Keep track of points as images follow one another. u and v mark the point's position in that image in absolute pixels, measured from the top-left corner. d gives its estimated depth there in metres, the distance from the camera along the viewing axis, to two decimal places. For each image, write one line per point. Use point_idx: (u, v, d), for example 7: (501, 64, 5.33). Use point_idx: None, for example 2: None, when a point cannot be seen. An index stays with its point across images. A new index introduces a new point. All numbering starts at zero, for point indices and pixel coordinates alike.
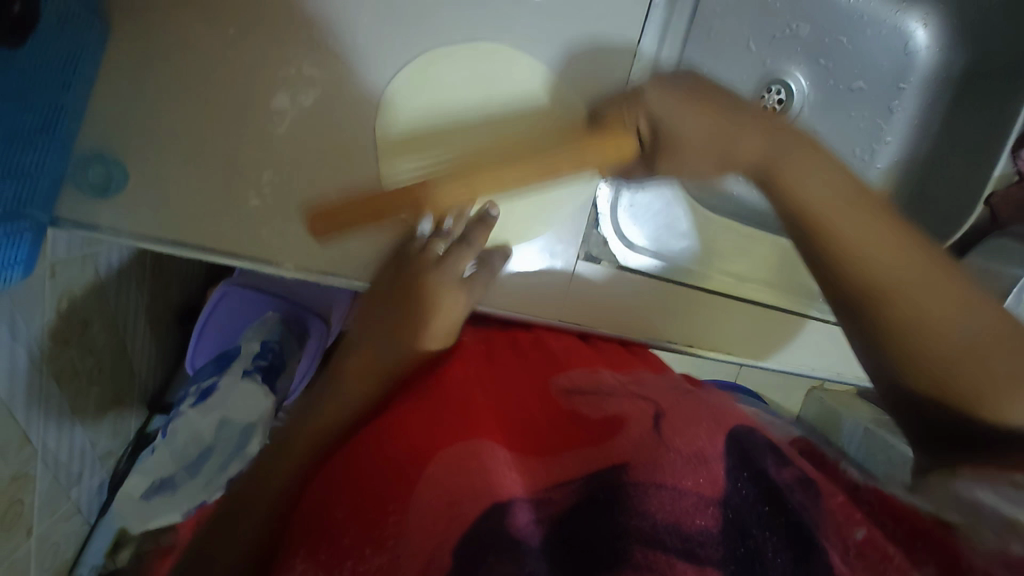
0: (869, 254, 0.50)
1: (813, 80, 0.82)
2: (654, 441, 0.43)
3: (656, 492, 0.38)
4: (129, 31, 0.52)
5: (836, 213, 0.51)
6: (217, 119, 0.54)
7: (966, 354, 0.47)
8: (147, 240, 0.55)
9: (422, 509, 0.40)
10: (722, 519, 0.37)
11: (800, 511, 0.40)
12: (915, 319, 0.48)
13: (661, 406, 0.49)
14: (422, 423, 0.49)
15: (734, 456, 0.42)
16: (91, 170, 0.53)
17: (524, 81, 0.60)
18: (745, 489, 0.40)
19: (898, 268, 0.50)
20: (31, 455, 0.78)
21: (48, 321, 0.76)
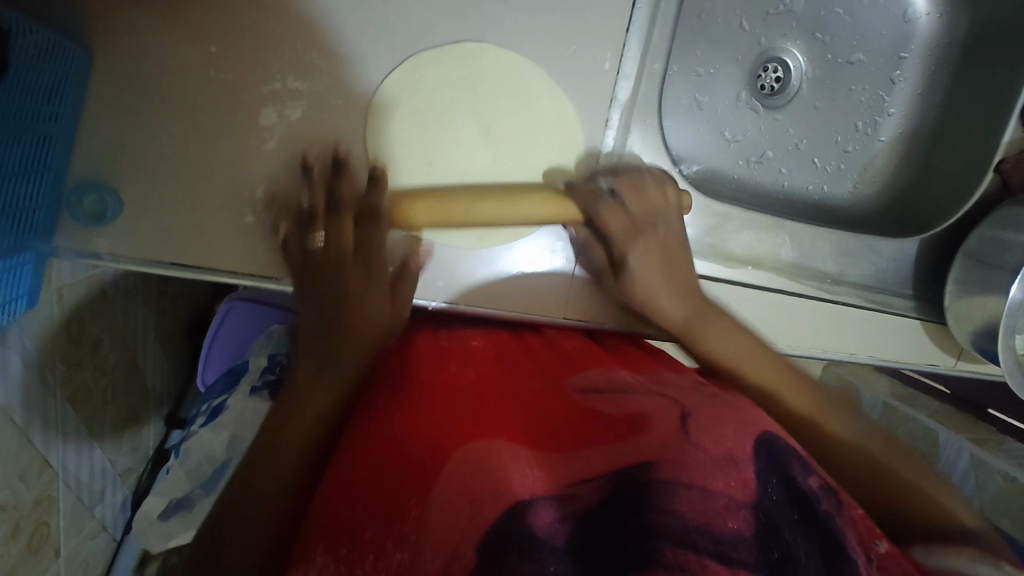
0: (780, 393, 0.61)
1: (809, 55, 0.80)
2: (681, 441, 0.43)
3: (687, 491, 0.38)
4: (111, 53, 0.51)
5: (750, 364, 0.61)
6: (205, 138, 0.54)
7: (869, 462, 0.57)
8: (145, 263, 0.55)
9: (439, 507, 0.40)
10: (754, 522, 0.38)
11: (829, 520, 0.42)
12: (828, 444, 0.58)
13: (686, 407, 0.48)
14: (437, 418, 0.48)
15: (764, 458, 0.44)
16: (85, 199, 0.53)
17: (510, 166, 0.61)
18: (776, 494, 0.42)
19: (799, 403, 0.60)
20: (52, 477, 0.79)
21: (58, 346, 0.77)
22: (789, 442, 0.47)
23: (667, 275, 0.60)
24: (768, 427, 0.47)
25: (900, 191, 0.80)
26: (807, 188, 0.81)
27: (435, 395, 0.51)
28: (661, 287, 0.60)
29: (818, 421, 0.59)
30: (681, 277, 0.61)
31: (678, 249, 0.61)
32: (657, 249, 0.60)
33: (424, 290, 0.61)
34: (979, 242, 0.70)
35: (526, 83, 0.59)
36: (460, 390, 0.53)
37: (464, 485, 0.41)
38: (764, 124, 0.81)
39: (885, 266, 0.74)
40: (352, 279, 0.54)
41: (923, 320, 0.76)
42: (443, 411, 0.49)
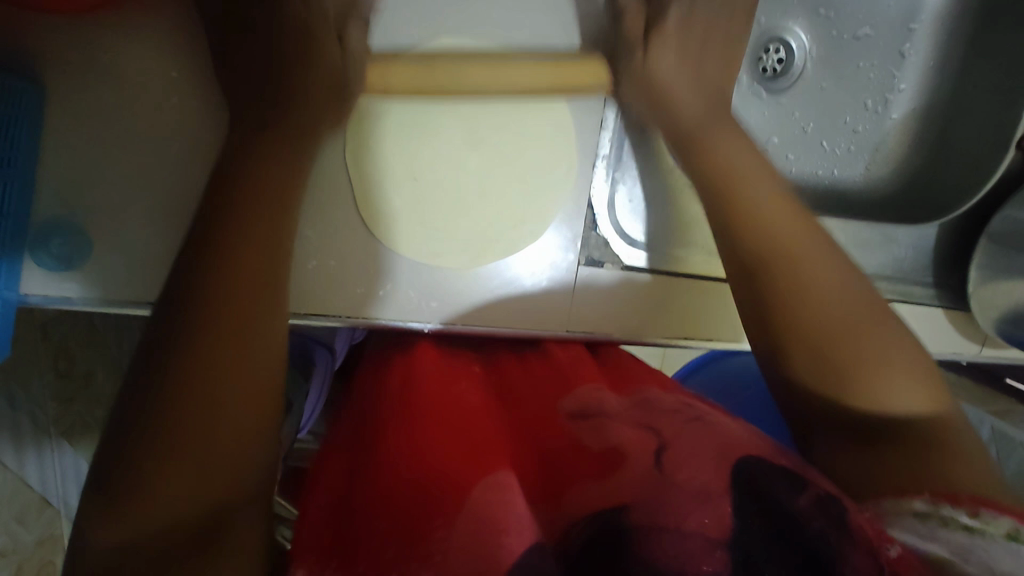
0: (769, 232, 0.53)
1: (812, 33, 0.75)
2: (655, 478, 0.40)
3: (661, 534, 0.35)
4: (64, 86, 0.48)
5: (744, 185, 0.55)
6: (176, 170, 0.51)
7: (835, 309, 0.50)
8: (123, 305, 0.52)
9: (460, 531, 0.35)
10: (731, 562, 0.34)
11: (823, 540, 0.35)
12: (809, 278, 0.51)
13: (664, 438, 0.44)
14: (434, 439, 0.45)
15: (741, 489, 0.38)
16: (50, 243, 0.49)
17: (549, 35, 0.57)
18: (754, 525, 0.36)
19: (782, 235, 0.53)
20: (55, 515, 0.78)
21: (48, 384, 0.74)
22: (778, 463, 0.42)
23: (693, 84, 0.60)
24: (752, 450, 0.43)
25: (915, 169, 0.76)
26: (815, 173, 0.78)
27: (430, 415, 0.48)
28: (682, 89, 0.59)
29: (801, 264, 0.52)
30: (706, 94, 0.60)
31: (724, 45, 0.62)
32: (697, 43, 0.60)
33: (421, 312, 0.58)
34: (1003, 223, 0.66)
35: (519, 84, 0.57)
36: (458, 415, 0.50)
37: (489, 508, 0.37)
38: (768, 109, 0.77)
39: (902, 254, 0.71)
40: (289, 43, 0.50)
41: (948, 308, 0.72)
42: (437, 430, 0.46)
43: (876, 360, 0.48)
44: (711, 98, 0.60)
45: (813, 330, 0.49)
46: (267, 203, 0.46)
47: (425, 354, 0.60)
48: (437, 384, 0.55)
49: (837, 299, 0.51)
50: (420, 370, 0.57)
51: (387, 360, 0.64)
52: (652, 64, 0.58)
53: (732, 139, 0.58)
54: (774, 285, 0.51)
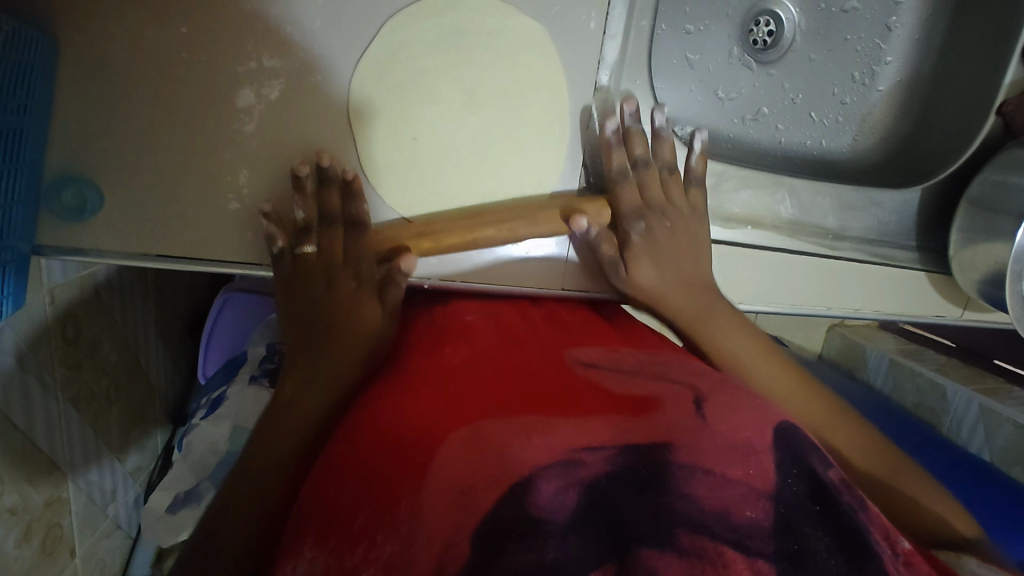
0: (768, 380, 0.56)
1: (802, 6, 0.78)
2: (698, 425, 0.40)
3: (701, 478, 0.36)
4: (74, 38, 0.49)
5: (756, 365, 0.56)
6: (183, 120, 0.53)
7: (858, 451, 0.52)
8: (134, 256, 0.55)
9: (430, 492, 0.35)
10: (773, 512, 0.35)
11: (852, 512, 0.36)
12: (827, 425, 0.53)
13: (702, 392, 0.45)
14: (420, 404, 0.44)
15: (782, 450, 0.38)
16: (63, 193, 0.52)
17: (536, 170, 0.62)
18: (796, 486, 0.37)
19: (782, 385, 0.56)
20: (62, 480, 0.75)
21: (54, 349, 0.71)
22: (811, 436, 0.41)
23: (677, 274, 0.59)
24: (782, 413, 0.43)
25: (898, 140, 0.78)
26: (804, 145, 0.80)
27: (423, 381, 0.48)
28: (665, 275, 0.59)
29: (817, 424, 0.53)
30: (682, 254, 0.60)
31: (691, 234, 0.61)
32: (666, 240, 0.59)
33: (421, 267, 0.62)
34: (983, 186, 0.68)
35: (520, 39, 0.58)
36: (452, 373, 0.49)
37: (462, 470, 0.36)
38: (757, 80, 0.79)
39: (887, 219, 0.73)
40: (340, 282, 0.53)
41: (928, 271, 0.76)
42: (440, 392, 0.46)
43: (915, 494, 0.50)
44: (694, 284, 0.59)
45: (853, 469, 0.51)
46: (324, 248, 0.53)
47: (424, 322, 0.61)
48: (433, 350, 0.54)
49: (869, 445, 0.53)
50: (424, 334, 0.58)
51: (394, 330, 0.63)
52: (634, 270, 0.59)
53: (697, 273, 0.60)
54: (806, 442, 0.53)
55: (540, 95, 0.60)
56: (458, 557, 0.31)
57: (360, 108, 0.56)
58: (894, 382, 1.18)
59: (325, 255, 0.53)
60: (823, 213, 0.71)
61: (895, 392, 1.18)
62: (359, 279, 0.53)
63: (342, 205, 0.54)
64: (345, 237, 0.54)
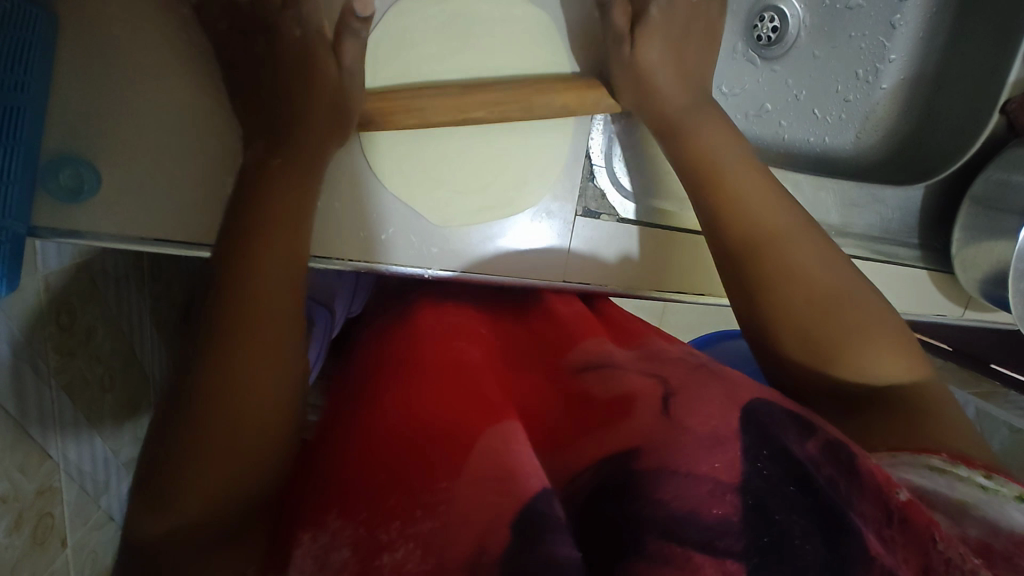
0: (748, 209, 0.52)
1: (807, 2, 0.77)
2: (665, 424, 0.39)
3: (677, 479, 0.35)
4: (76, 18, 0.48)
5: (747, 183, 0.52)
6: (185, 103, 0.52)
7: (817, 284, 0.48)
8: (131, 241, 0.54)
9: (465, 482, 0.35)
10: (742, 505, 0.33)
11: (830, 490, 0.35)
12: (795, 257, 0.49)
13: (672, 385, 0.44)
14: (432, 395, 0.44)
15: (752, 433, 0.38)
16: (60, 174, 0.51)
17: (545, 50, 0.59)
18: (766, 470, 0.36)
19: (765, 220, 0.51)
20: (54, 469, 0.74)
21: (48, 335, 0.70)
22: (785, 405, 0.42)
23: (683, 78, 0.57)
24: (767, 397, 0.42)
25: (902, 138, 0.78)
26: (807, 141, 0.80)
27: (427, 374, 0.47)
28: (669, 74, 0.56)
29: (784, 246, 0.49)
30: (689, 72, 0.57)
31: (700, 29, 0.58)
32: (681, 27, 0.57)
33: (422, 256, 0.61)
34: (985, 185, 0.68)
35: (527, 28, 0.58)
36: (458, 367, 0.48)
37: (489, 459, 0.36)
38: (761, 76, 0.79)
39: (889, 216, 0.74)
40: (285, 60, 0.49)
41: (929, 270, 0.76)
42: (446, 383, 0.45)
43: (866, 338, 0.47)
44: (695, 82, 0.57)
45: (803, 303, 0.48)
46: (289, 175, 0.49)
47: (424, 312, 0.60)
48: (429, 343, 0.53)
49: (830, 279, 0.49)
50: (424, 323, 0.58)
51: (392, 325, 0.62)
52: (638, 62, 0.56)
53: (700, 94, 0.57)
54: (758, 271, 0.50)
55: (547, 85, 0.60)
56: (499, 546, 0.31)
57: None
58: None
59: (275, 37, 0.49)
60: (826, 210, 0.71)
61: None
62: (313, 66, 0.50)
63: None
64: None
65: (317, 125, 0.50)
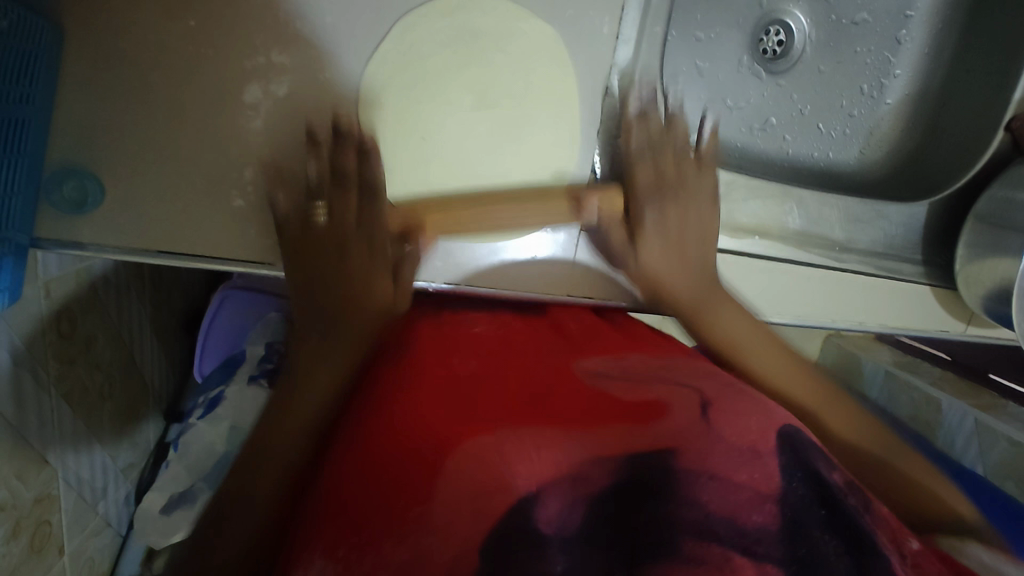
0: (768, 366, 0.59)
1: (813, 17, 0.77)
2: (703, 430, 0.40)
3: (706, 483, 0.36)
4: (80, 28, 0.48)
5: (749, 337, 0.60)
6: (190, 115, 0.52)
7: (849, 433, 0.54)
8: (134, 251, 0.54)
9: (442, 501, 0.35)
10: (780, 517, 0.35)
11: (858, 516, 0.36)
12: (819, 410, 0.56)
13: (707, 394, 0.45)
14: (428, 406, 0.44)
15: (787, 450, 0.38)
16: (65, 185, 0.51)
17: (548, 95, 0.59)
18: (801, 488, 0.36)
19: (781, 369, 0.58)
20: (53, 476, 0.74)
21: (48, 343, 0.69)
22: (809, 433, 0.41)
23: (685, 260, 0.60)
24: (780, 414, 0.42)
25: (906, 154, 0.78)
26: (811, 156, 0.80)
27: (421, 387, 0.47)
28: (670, 258, 0.60)
29: (808, 404, 0.56)
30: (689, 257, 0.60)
31: (701, 226, 0.61)
32: (681, 215, 0.60)
33: (427, 268, 0.61)
34: (989, 203, 0.69)
35: (533, 41, 0.57)
36: (453, 381, 0.49)
37: (471, 474, 0.36)
38: (766, 90, 0.79)
39: (893, 232, 0.73)
40: (353, 254, 0.52)
41: (933, 285, 0.76)
42: (445, 397, 0.46)
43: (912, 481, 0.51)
44: (696, 261, 0.61)
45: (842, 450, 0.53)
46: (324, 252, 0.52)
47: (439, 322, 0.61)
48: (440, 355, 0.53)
49: (854, 428, 0.55)
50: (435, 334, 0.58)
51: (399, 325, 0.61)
52: (643, 254, 0.59)
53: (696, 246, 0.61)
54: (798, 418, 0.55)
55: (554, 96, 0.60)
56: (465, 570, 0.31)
57: (368, 107, 0.55)
58: (890, 395, 1.18)
59: (338, 222, 0.52)
60: (830, 225, 0.71)
61: (891, 405, 1.17)
62: (376, 249, 0.53)
63: (356, 161, 0.52)
64: (358, 200, 0.52)
65: (352, 225, 0.52)
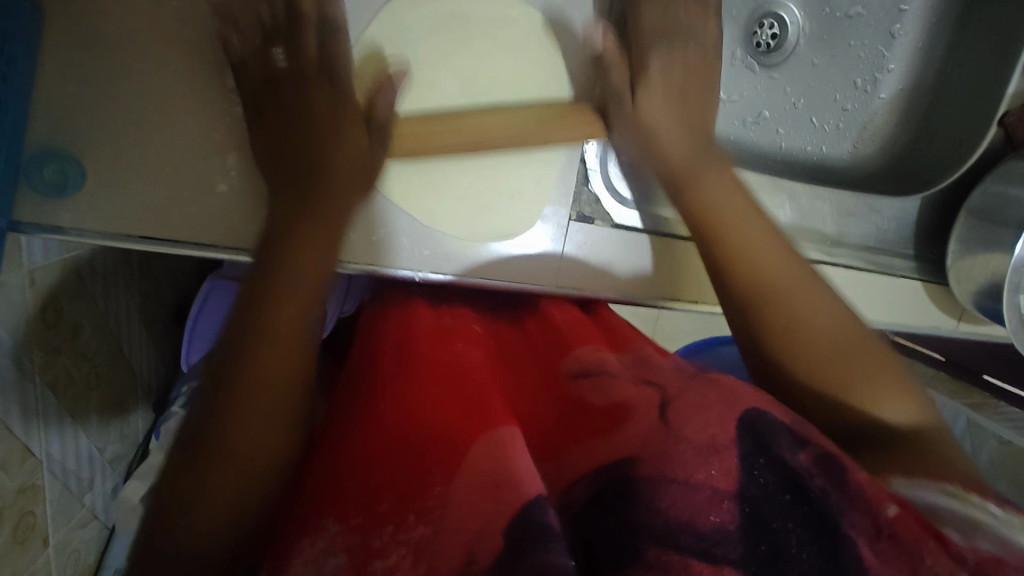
0: (748, 254, 0.53)
1: (807, 10, 0.77)
2: (660, 432, 0.38)
3: (668, 487, 0.34)
4: (63, 9, 0.47)
5: (735, 221, 0.55)
6: (174, 99, 0.51)
7: (819, 326, 0.50)
8: (115, 237, 0.53)
9: (462, 488, 0.34)
10: (739, 514, 0.33)
11: (824, 499, 0.35)
12: (797, 305, 0.51)
13: (666, 395, 0.43)
14: (428, 401, 0.43)
15: (747, 441, 0.37)
16: (44, 168, 0.50)
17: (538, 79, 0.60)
18: (763, 478, 0.35)
19: (758, 255, 0.53)
20: (37, 466, 0.73)
21: (31, 330, 0.68)
22: (781, 418, 0.40)
23: (681, 115, 0.60)
24: (756, 403, 0.41)
25: (899, 149, 0.78)
26: (804, 149, 0.80)
27: (418, 378, 0.47)
28: (668, 121, 0.59)
29: (783, 294, 0.51)
30: (688, 116, 0.60)
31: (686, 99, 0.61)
32: (681, 71, 0.61)
33: (413, 256, 0.60)
34: (983, 197, 0.68)
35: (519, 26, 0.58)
36: (448, 375, 0.48)
37: (488, 466, 0.35)
38: (760, 83, 0.78)
39: (886, 226, 0.73)
40: (328, 161, 0.52)
41: (924, 280, 0.76)
42: (439, 393, 0.44)
43: (870, 378, 0.47)
44: (693, 125, 0.61)
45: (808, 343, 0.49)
46: (296, 191, 0.51)
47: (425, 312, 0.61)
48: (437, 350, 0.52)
49: (830, 315, 0.51)
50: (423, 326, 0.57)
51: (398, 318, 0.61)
52: (643, 105, 0.59)
53: (682, 111, 0.60)
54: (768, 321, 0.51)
55: (545, 86, 0.61)
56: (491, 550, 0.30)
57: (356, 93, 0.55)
58: None
59: (301, 66, 0.51)
60: (822, 219, 0.71)
61: None
62: (344, 147, 0.52)
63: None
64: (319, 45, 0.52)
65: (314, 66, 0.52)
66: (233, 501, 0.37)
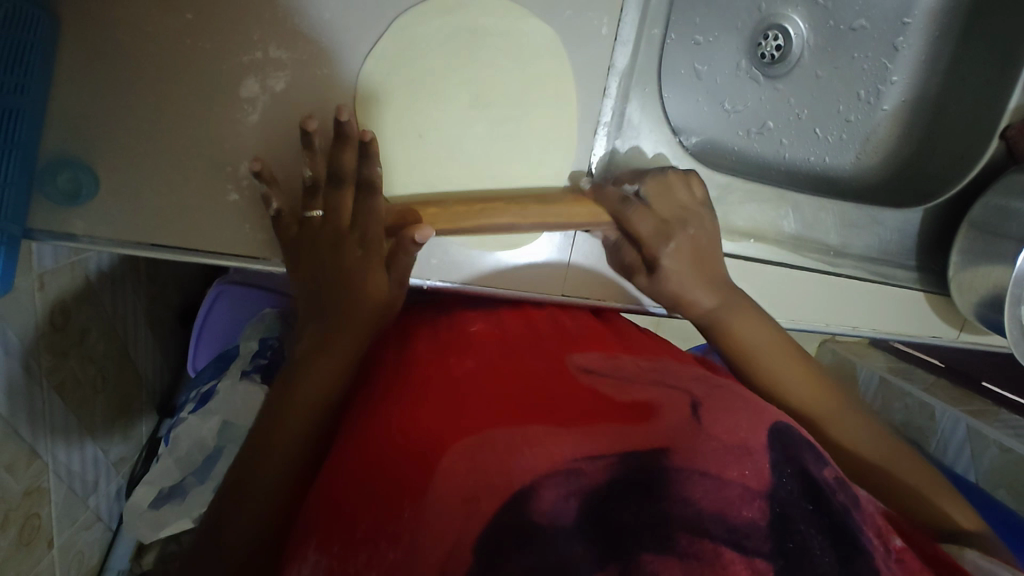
0: (790, 387, 0.57)
1: (811, 22, 0.78)
2: (693, 429, 0.40)
3: (699, 480, 0.36)
4: (77, 20, 0.48)
5: (765, 348, 0.58)
6: (187, 108, 0.52)
7: (869, 447, 0.53)
8: (128, 244, 0.54)
9: (439, 497, 0.35)
10: (769, 512, 0.35)
11: (845, 510, 0.36)
12: (843, 426, 0.54)
13: (696, 396, 0.45)
14: (428, 408, 0.43)
15: (777, 449, 0.38)
16: (58, 176, 0.51)
17: (547, 91, 0.60)
18: (790, 485, 0.37)
19: (796, 384, 0.57)
20: (43, 469, 0.73)
21: (40, 335, 0.69)
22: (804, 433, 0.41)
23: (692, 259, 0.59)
24: (781, 415, 0.43)
25: (901, 161, 0.78)
26: (808, 161, 0.80)
27: (414, 388, 0.47)
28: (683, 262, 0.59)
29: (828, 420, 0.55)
30: (703, 263, 0.59)
31: (710, 248, 0.60)
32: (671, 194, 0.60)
33: (423, 267, 0.61)
34: (984, 210, 0.68)
35: (528, 37, 0.58)
36: (449, 380, 0.47)
37: (471, 478, 0.35)
38: (765, 94, 0.79)
39: (889, 237, 0.73)
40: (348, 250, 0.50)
41: (925, 290, 0.77)
42: (442, 398, 0.44)
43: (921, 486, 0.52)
44: (702, 254, 0.60)
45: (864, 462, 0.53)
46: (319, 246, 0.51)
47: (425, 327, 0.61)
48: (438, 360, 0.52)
49: (868, 432, 0.55)
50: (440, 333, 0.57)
51: (398, 332, 0.61)
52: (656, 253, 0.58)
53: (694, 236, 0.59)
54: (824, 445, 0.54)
55: (553, 97, 0.60)
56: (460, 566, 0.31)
57: (366, 105, 0.55)
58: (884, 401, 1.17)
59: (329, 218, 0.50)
60: (826, 229, 0.72)
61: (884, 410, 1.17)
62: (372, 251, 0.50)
63: (356, 163, 0.49)
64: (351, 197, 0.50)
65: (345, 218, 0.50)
66: (258, 507, 0.42)
